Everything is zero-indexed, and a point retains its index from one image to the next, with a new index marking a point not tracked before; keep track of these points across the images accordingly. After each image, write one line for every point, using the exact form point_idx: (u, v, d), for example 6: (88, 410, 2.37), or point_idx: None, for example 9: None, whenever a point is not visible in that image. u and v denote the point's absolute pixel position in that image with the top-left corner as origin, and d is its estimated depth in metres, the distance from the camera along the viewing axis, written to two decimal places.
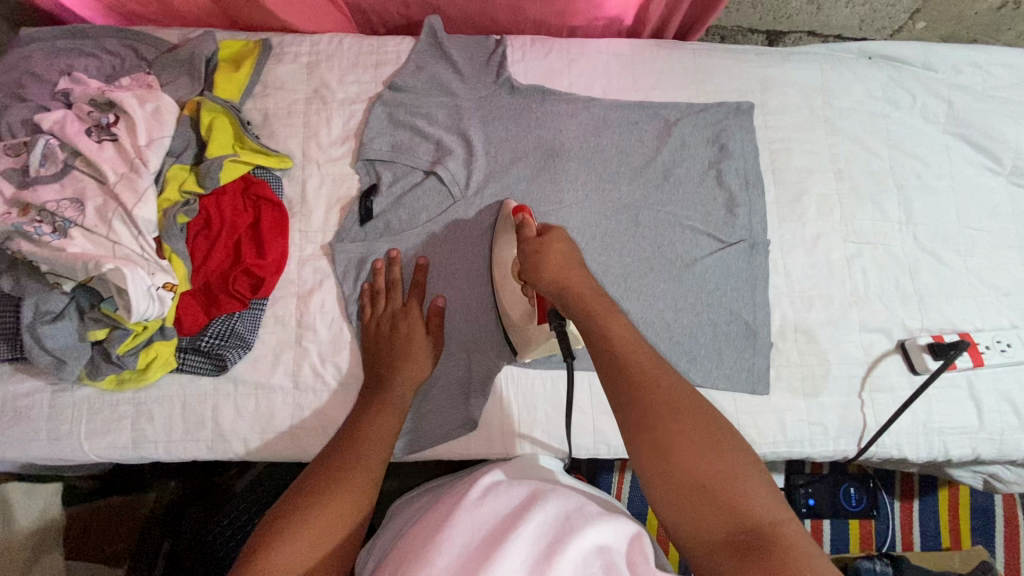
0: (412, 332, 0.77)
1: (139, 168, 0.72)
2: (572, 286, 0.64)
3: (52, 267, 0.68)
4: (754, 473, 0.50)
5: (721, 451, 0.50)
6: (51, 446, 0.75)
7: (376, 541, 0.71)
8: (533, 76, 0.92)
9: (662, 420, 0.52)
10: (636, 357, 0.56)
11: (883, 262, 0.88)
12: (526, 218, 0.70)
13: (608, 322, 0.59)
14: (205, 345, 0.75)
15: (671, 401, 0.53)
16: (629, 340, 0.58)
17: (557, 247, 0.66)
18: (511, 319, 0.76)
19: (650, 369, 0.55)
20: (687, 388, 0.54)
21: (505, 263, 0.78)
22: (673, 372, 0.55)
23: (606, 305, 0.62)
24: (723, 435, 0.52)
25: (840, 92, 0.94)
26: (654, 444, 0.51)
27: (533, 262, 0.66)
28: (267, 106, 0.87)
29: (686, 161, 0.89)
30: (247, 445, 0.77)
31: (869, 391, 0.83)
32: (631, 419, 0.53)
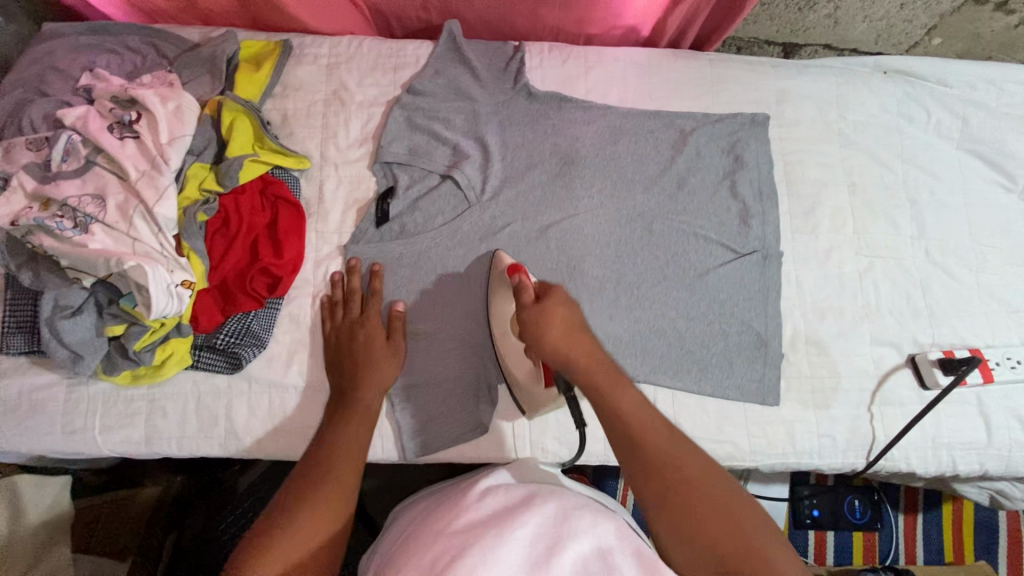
0: (374, 337, 0.77)
1: (160, 166, 0.73)
2: (574, 360, 0.67)
3: (73, 262, 0.69)
4: (772, 541, 0.57)
5: (741, 525, 0.58)
6: (65, 439, 0.75)
7: (378, 545, 0.73)
8: (550, 82, 0.92)
9: (684, 501, 0.59)
10: (652, 439, 0.63)
11: (895, 276, 0.89)
12: (523, 280, 0.72)
13: (622, 402, 0.65)
14: (221, 343, 0.76)
15: (691, 485, 0.60)
16: (642, 418, 0.64)
17: (557, 314, 0.68)
18: (517, 379, 0.76)
19: (663, 450, 0.62)
20: (702, 465, 0.62)
21: (504, 320, 0.77)
22: (689, 449, 0.63)
23: (612, 375, 0.66)
24: (742, 509, 0.59)
25: (855, 106, 0.95)
26: (683, 525, 0.59)
27: (533, 330, 0.68)
28: (286, 107, 0.88)
29: (701, 171, 0.89)
30: (258, 444, 0.77)
31: (878, 404, 0.84)
32: (658, 504, 0.60)
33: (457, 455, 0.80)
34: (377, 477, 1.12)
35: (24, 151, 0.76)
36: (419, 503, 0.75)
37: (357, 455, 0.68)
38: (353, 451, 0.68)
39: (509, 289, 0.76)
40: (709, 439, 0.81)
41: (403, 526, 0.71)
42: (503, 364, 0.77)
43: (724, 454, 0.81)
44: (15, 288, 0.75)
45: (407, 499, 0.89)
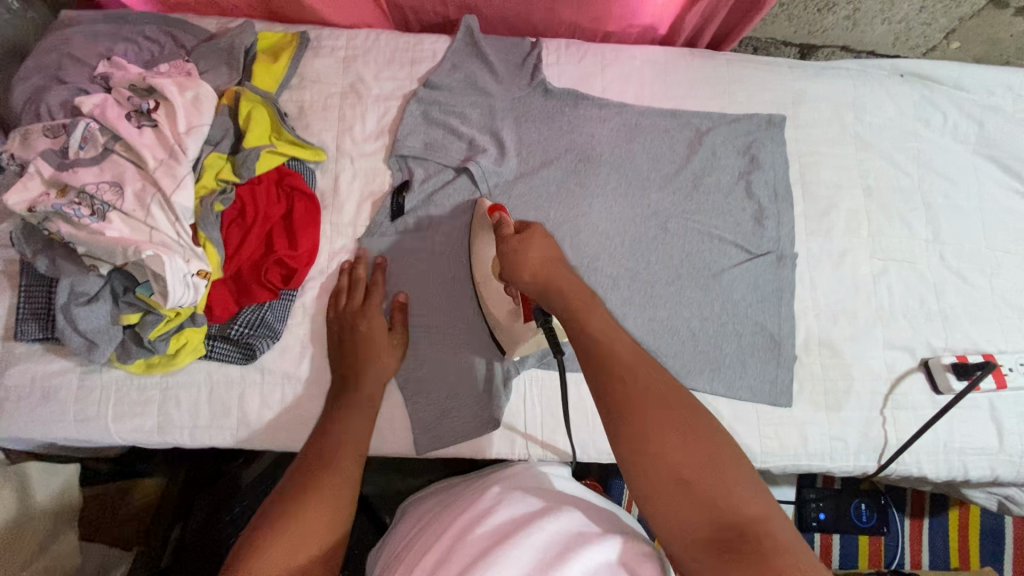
0: (373, 328, 0.77)
1: (178, 155, 0.73)
2: (554, 287, 0.65)
3: (89, 250, 0.69)
4: (741, 466, 0.51)
5: (709, 448, 0.51)
6: (78, 427, 0.75)
7: (387, 548, 0.73)
8: (567, 79, 0.92)
9: (646, 415, 0.53)
10: (618, 355, 0.58)
11: (909, 280, 0.88)
12: (503, 217, 0.72)
13: (594, 323, 0.61)
14: (235, 333, 0.76)
15: (655, 400, 0.54)
16: (609, 335, 0.60)
17: (538, 245, 0.68)
18: (498, 320, 0.75)
19: (631, 364, 0.57)
20: (666, 380, 0.56)
21: (484, 261, 0.76)
22: (655, 365, 0.58)
23: (587, 301, 0.63)
24: (711, 434, 0.52)
25: (872, 109, 0.94)
26: (643, 442, 0.52)
27: (513, 260, 0.67)
28: (302, 98, 0.87)
29: (716, 171, 0.89)
30: (270, 435, 0.77)
31: (891, 408, 0.83)
32: (622, 416, 0.54)
33: (469, 451, 0.80)
34: (384, 472, 1.12)
35: (41, 137, 0.76)
36: (422, 513, 0.74)
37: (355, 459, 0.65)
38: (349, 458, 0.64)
39: (490, 230, 0.75)
40: None
41: (405, 539, 0.69)
42: (484, 307, 0.77)
43: None
44: (30, 274, 0.75)
45: (413, 495, 0.90)
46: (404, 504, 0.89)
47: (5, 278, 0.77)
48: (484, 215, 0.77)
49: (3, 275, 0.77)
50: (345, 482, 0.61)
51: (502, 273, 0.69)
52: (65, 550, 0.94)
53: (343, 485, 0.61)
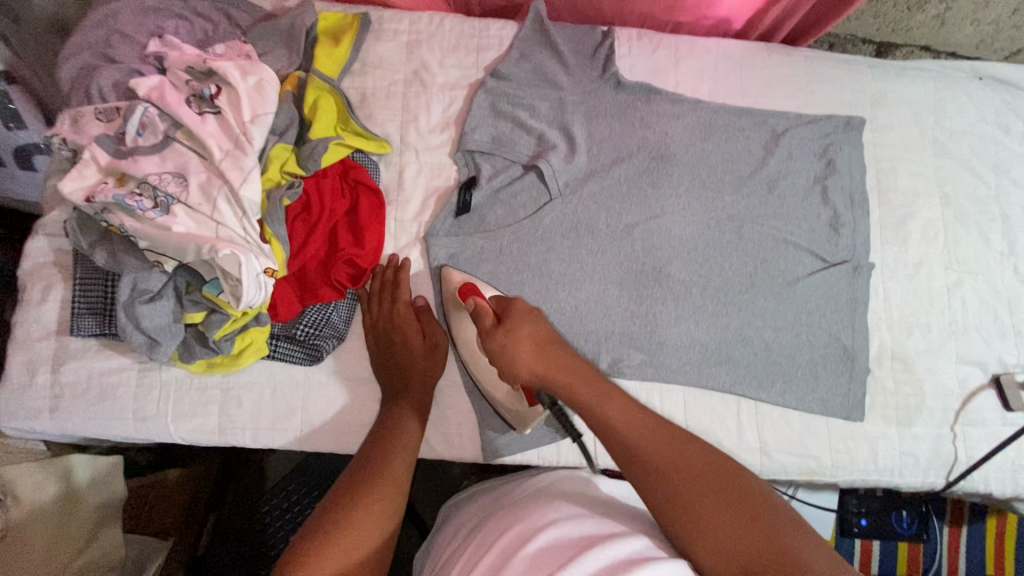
0: (408, 335, 0.74)
1: (244, 146, 0.69)
2: (546, 380, 0.65)
3: (156, 245, 0.65)
4: (795, 525, 0.54)
5: (761, 516, 0.54)
6: (136, 426, 0.73)
7: (441, 537, 0.72)
8: (639, 72, 0.88)
9: (695, 494, 0.56)
10: (652, 439, 0.61)
11: (983, 293, 0.86)
12: (479, 302, 0.69)
13: (616, 412, 0.63)
14: (301, 334, 0.73)
15: (698, 480, 0.57)
16: (631, 421, 0.62)
17: (525, 333, 0.67)
18: (500, 400, 0.73)
19: (660, 453, 0.60)
20: (699, 458, 0.60)
21: (470, 342, 0.74)
22: (686, 444, 0.61)
23: (601, 389, 0.65)
24: (762, 504, 0.56)
25: (952, 114, 0.91)
26: (694, 517, 0.55)
27: (502, 360, 0.66)
28: (365, 86, 0.83)
29: (792, 174, 0.86)
30: (334, 438, 0.75)
31: (961, 424, 0.82)
32: (671, 501, 0.57)
33: (536, 458, 0.78)
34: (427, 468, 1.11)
35: (93, 121, 0.72)
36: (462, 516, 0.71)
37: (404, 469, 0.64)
38: (399, 466, 0.63)
39: (466, 310, 0.74)
40: (790, 451, 0.80)
41: (452, 543, 0.66)
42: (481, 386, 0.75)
43: (804, 467, 0.80)
44: (85, 267, 0.72)
45: (454, 497, 0.85)
46: (448, 504, 0.83)
47: (57, 269, 0.74)
48: (457, 296, 0.75)
49: (56, 266, 0.74)
50: (393, 485, 0.61)
51: (497, 368, 0.67)
52: (108, 543, 0.92)
53: (394, 493, 0.60)
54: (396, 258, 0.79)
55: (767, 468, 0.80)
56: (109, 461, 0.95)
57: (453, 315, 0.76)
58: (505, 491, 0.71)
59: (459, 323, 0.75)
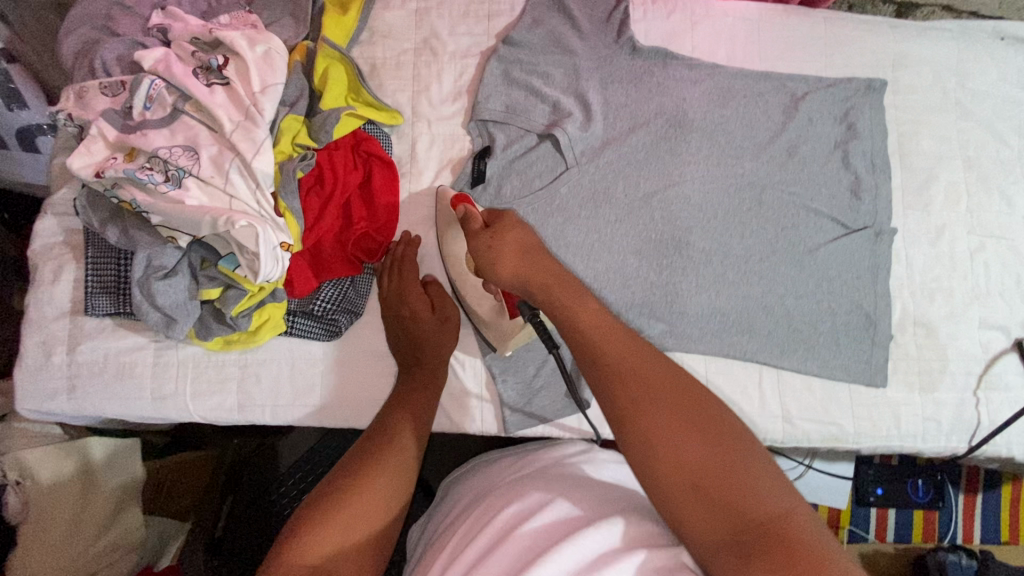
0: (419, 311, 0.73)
1: (256, 117, 0.67)
2: (519, 281, 0.62)
3: (169, 220, 0.64)
4: (758, 453, 0.48)
5: (719, 436, 0.48)
6: (155, 405, 0.72)
7: (442, 508, 0.71)
8: (655, 37, 0.86)
9: (656, 403, 0.50)
10: (622, 351, 0.54)
11: (1006, 258, 0.85)
12: (470, 210, 0.68)
13: (588, 313, 0.57)
14: (318, 309, 0.72)
15: (658, 389, 0.51)
16: (599, 323, 0.56)
17: (512, 235, 0.64)
18: (482, 318, 0.74)
19: (622, 356, 0.53)
20: (666, 367, 0.53)
21: (458, 258, 0.75)
22: (653, 352, 0.54)
23: (574, 292, 0.59)
24: (717, 420, 0.49)
25: (974, 74, 0.89)
26: (643, 421, 0.49)
27: (485, 259, 0.64)
28: (374, 56, 0.81)
29: (812, 139, 0.84)
30: (355, 413, 0.75)
31: (984, 389, 0.81)
32: (631, 407, 0.50)
33: (557, 430, 0.78)
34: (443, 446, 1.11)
35: (98, 96, 0.70)
36: (469, 489, 0.69)
37: (410, 456, 0.61)
38: (406, 452, 0.61)
39: (457, 225, 0.74)
40: (812, 419, 0.79)
41: (451, 517, 0.65)
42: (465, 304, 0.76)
43: (827, 435, 0.79)
44: (97, 246, 0.71)
45: (448, 475, 0.83)
46: (449, 478, 0.81)
47: (68, 249, 0.73)
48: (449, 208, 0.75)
49: (67, 246, 0.73)
50: (396, 471, 0.58)
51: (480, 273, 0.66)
52: (129, 526, 0.92)
53: (394, 481, 0.57)
54: (410, 234, 0.77)
55: (789, 435, 0.79)
56: (130, 446, 0.96)
57: (444, 229, 0.76)
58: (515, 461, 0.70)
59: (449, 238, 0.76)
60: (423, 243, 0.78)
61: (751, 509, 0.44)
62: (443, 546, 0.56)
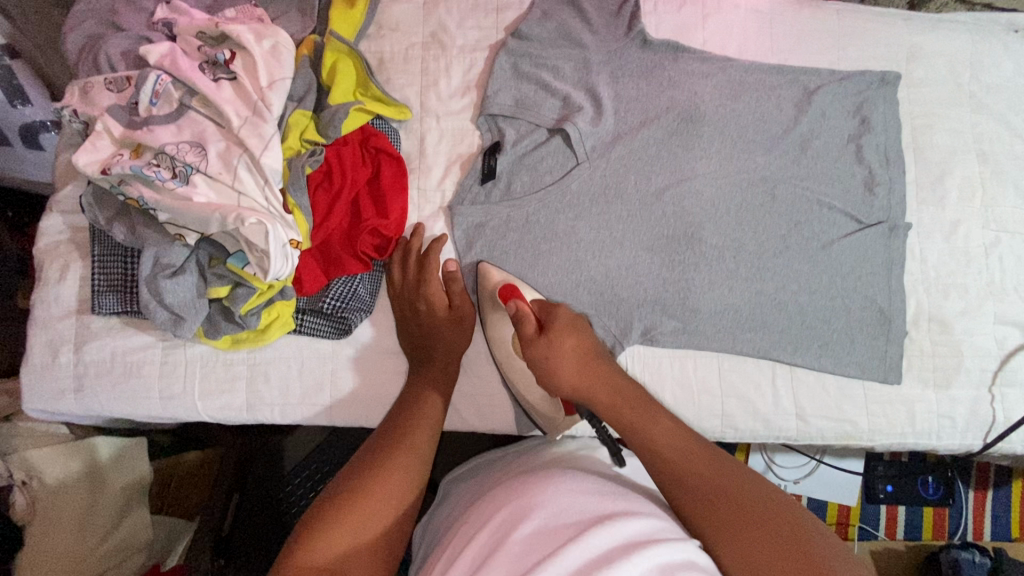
0: (433, 307, 0.73)
1: (263, 112, 0.66)
2: (577, 391, 0.66)
3: (177, 217, 0.63)
4: (849, 562, 0.48)
5: (806, 544, 0.49)
6: (163, 404, 0.71)
7: (446, 505, 0.70)
8: (665, 30, 0.85)
9: (734, 510, 0.53)
10: (698, 467, 0.58)
11: (1022, 253, 0.84)
12: (521, 307, 0.68)
13: (657, 429, 0.62)
14: (327, 307, 0.71)
15: (741, 504, 0.54)
16: (670, 438, 0.61)
17: (569, 345, 0.68)
18: (536, 407, 0.73)
19: (699, 471, 0.57)
20: (745, 482, 0.56)
21: (505, 342, 0.73)
22: (731, 468, 0.57)
23: (644, 411, 0.63)
24: (804, 529, 0.51)
25: (989, 67, 0.87)
26: (732, 532, 0.51)
27: (542, 369, 0.67)
28: (382, 50, 0.80)
29: (826, 133, 0.83)
30: (365, 412, 0.74)
31: (1000, 385, 0.80)
32: (714, 524, 0.53)
33: (569, 428, 0.77)
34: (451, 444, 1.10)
35: (103, 91, 0.69)
36: (474, 488, 0.68)
37: (422, 455, 0.60)
38: (417, 452, 0.60)
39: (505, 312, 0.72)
40: (826, 416, 0.78)
41: (457, 513, 0.64)
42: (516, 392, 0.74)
43: (841, 432, 0.79)
44: (103, 243, 0.70)
45: (450, 474, 0.82)
46: (450, 478, 0.80)
47: (74, 247, 0.72)
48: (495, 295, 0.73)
49: (72, 244, 0.72)
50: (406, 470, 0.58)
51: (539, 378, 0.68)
52: (136, 524, 0.92)
53: (405, 479, 0.57)
54: (421, 227, 0.76)
55: (803, 433, 0.79)
56: (135, 444, 0.95)
57: (490, 316, 0.74)
58: (524, 459, 0.70)
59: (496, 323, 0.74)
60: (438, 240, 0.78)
61: None
62: (448, 543, 0.56)
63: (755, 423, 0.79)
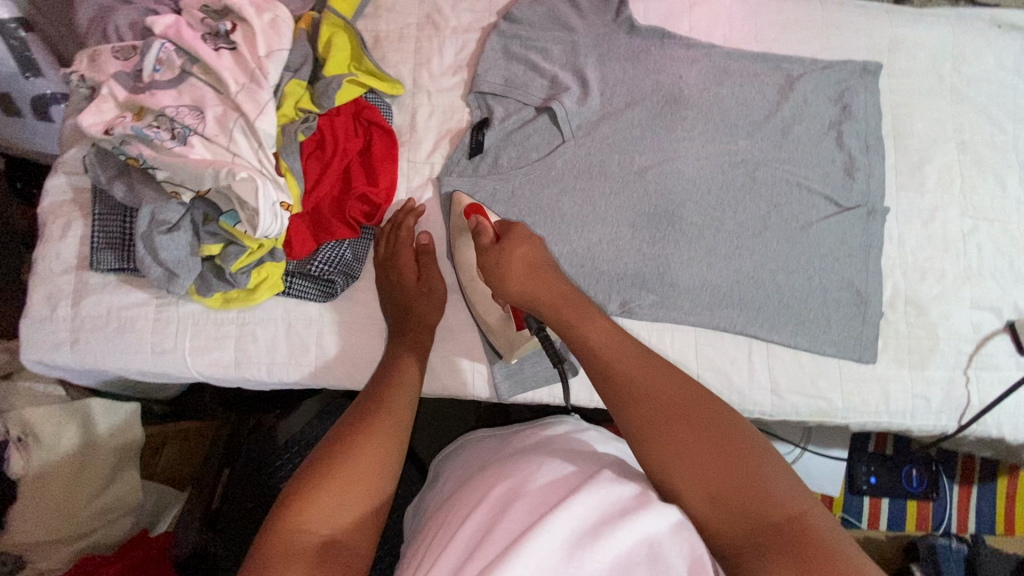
0: (404, 276, 0.75)
1: (260, 80, 0.69)
2: (528, 295, 0.67)
3: (173, 174, 0.66)
4: (773, 466, 0.49)
5: (730, 441, 0.50)
6: (154, 359, 0.74)
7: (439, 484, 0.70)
8: (653, 16, 0.87)
9: (663, 410, 0.53)
10: (631, 365, 0.57)
11: (998, 240, 0.86)
12: (481, 221, 0.71)
13: (601, 338, 0.61)
14: (315, 270, 0.74)
15: (669, 400, 0.54)
16: (608, 344, 0.61)
17: (519, 253, 0.69)
18: (489, 325, 0.75)
19: (628, 368, 0.57)
20: (677, 382, 0.56)
21: (468, 265, 0.76)
22: (665, 370, 0.57)
23: (583, 312, 0.65)
24: (729, 425, 0.52)
25: (970, 59, 0.90)
26: (659, 432, 0.52)
27: (497, 278, 0.69)
28: (378, 29, 0.83)
29: (807, 119, 0.85)
30: (348, 374, 0.76)
31: (975, 368, 0.82)
32: (642, 421, 0.53)
33: (548, 396, 0.79)
34: (439, 422, 1.11)
35: (110, 59, 0.72)
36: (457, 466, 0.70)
37: (397, 429, 0.60)
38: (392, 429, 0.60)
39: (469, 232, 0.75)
40: (801, 392, 0.80)
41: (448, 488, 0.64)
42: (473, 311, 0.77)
43: (815, 409, 0.80)
44: (104, 202, 0.73)
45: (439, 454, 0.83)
46: (438, 455, 0.80)
47: (76, 207, 0.75)
48: (461, 216, 0.76)
49: (75, 204, 0.75)
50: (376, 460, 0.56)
51: (489, 283, 0.71)
52: (126, 489, 0.94)
53: (388, 449, 0.57)
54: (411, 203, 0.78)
55: (778, 408, 0.80)
56: (127, 407, 0.97)
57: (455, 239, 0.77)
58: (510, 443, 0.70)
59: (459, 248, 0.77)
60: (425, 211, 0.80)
61: (768, 509, 0.46)
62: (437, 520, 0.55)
63: (730, 397, 0.80)
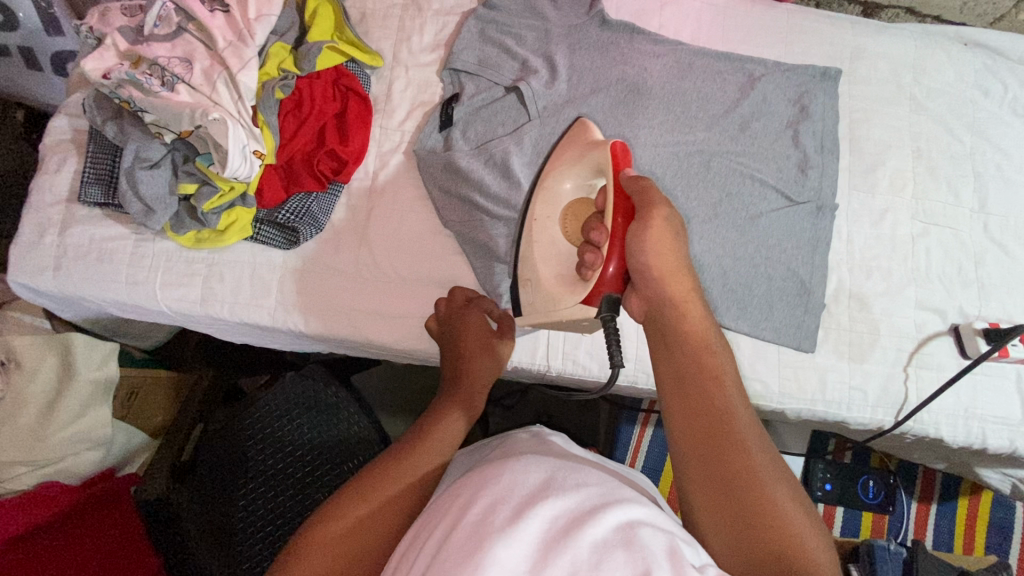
0: (473, 325, 0.76)
1: (246, 39, 0.76)
2: (673, 287, 0.63)
3: (158, 116, 0.73)
4: (820, 549, 0.49)
5: (789, 512, 0.50)
6: (127, 290, 0.79)
7: None
8: (624, 13, 0.93)
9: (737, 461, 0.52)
10: (733, 411, 0.55)
11: (948, 245, 0.87)
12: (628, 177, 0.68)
13: (715, 363, 0.59)
14: (282, 218, 0.79)
15: (751, 454, 0.53)
16: (725, 385, 0.57)
17: (665, 231, 0.64)
18: (541, 279, 0.73)
19: (729, 409, 0.55)
20: (759, 442, 0.54)
21: (559, 201, 0.75)
22: (752, 425, 0.55)
23: (710, 352, 0.60)
24: (793, 500, 0.52)
25: (931, 72, 0.93)
26: (727, 481, 0.52)
27: (638, 246, 0.64)
28: (365, 7, 0.91)
29: (765, 117, 0.89)
30: (305, 320, 0.81)
31: (915, 366, 0.83)
32: (712, 467, 0.53)
33: None
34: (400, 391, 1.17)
35: (118, 15, 0.79)
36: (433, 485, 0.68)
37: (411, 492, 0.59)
38: (413, 494, 0.58)
39: (589, 172, 0.73)
40: (737, 373, 0.83)
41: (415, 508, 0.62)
42: (529, 246, 0.75)
43: (751, 391, 0.83)
44: (98, 142, 0.80)
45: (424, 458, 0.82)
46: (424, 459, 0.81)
47: (74, 145, 0.82)
48: (593, 151, 0.73)
49: (72, 143, 0.82)
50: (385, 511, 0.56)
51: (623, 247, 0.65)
52: (97, 420, 0.98)
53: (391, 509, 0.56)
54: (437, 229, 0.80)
55: None
56: (107, 345, 1.02)
57: (562, 166, 0.75)
58: (504, 445, 0.68)
59: (559, 178, 0.75)
60: (389, 173, 0.86)
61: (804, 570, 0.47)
62: (408, 536, 0.52)
63: None
